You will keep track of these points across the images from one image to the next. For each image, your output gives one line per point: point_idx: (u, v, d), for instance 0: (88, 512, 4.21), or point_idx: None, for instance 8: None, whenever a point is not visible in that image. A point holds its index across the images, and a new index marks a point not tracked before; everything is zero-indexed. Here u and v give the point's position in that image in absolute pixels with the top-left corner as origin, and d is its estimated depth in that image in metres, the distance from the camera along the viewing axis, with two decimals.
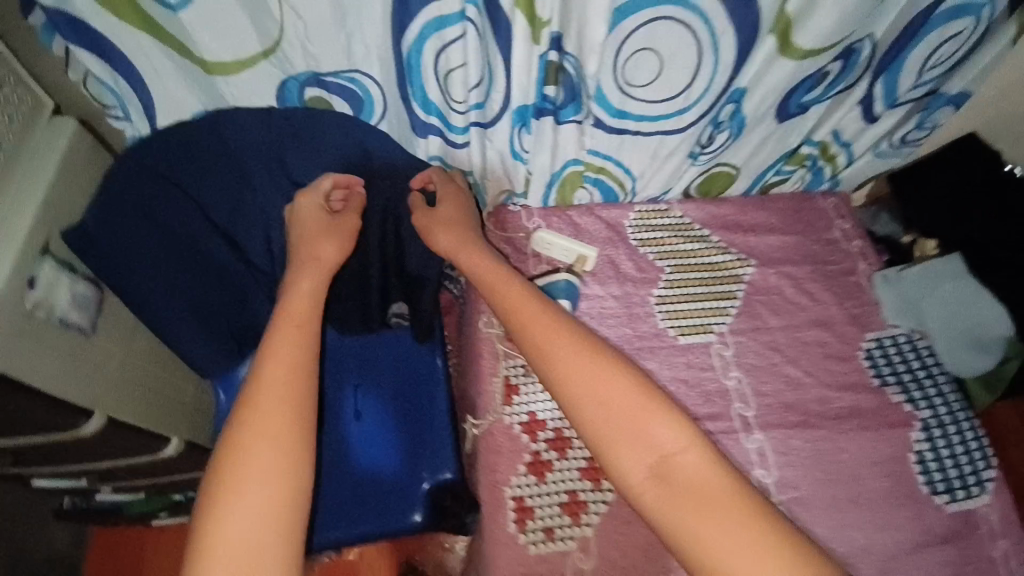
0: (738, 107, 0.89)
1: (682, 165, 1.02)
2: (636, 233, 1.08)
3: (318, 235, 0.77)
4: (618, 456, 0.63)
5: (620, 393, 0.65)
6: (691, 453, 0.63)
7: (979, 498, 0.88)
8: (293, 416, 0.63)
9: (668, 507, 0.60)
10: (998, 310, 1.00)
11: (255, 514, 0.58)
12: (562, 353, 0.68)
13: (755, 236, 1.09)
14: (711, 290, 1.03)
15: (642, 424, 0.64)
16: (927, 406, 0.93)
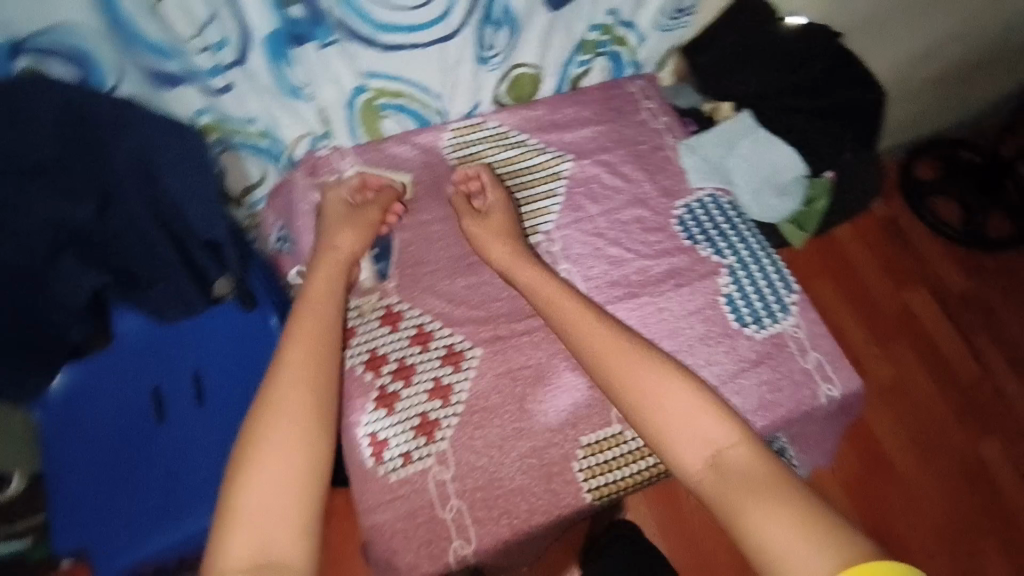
0: (506, 2, 0.89)
1: (475, 73, 1.01)
2: (453, 152, 1.08)
3: (337, 226, 0.93)
4: (669, 440, 0.66)
5: (675, 391, 0.69)
6: (740, 447, 0.64)
7: (784, 321, 0.95)
8: (318, 369, 0.72)
9: (720, 488, 0.61)
10: (789, 155, 1.11)
11: (282, 439, 0.64)
12: (608, 351, 0.75)
13: (569, 131, 1.11)
14: (533, 193, 1.05)
15: (686, 415, 0.67)
16: (734, 253, 1.01)
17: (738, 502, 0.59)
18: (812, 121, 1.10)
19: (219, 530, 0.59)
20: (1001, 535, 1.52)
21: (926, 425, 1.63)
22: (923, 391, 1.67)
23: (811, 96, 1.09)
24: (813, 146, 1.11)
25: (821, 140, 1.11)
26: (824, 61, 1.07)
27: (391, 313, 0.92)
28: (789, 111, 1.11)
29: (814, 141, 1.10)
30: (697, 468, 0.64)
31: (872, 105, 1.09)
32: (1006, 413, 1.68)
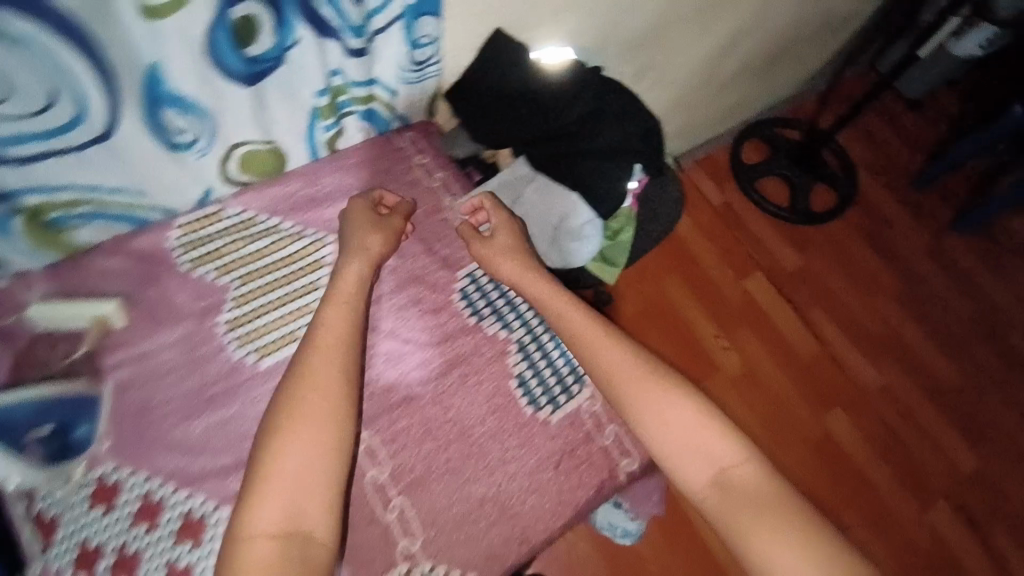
0: (166, 89, 0.70)
1: (178, 164, 0.82)
2: (185, 255, 0.89)
3: (365, 229, 0.88)
4: (679, 458, 0.76)
5: (683, 415, 0.78)
6: (742, 466, 0.74)
7: (581, 395, 0.89)
8: (342, 359, 0.75)
9: (721, 504, 0.72)
10: (575, 198, 1.03)
11: (319, 411, 0.71)
12: (624, 371, 0.81)
13: (331, 206, 0.96)
14: (291, 290, 0.90)
15: (694, 434, 0.77)
16: (522, 322, 0.93)
17: (734, 517, 0.70)
18: (596, 160, 1.01)
19: (254, 485, 0.67)
20: (850, 498, 1.66)
21: (776, 408, 1.76)
22: (770, 375, 1.81)
23: (588, 135, 1.00)
24: (603, 184, 1.01)
25: (609, 176, 1.01)
26: (591, 99, 0.99)
27: (102, 487, 0.77)
28: (570, 153, 1.01)
29: (603, 179, 1.01)
30: (702, 484, 0.74)
31: (647, 135, 1.05)
32: (845, 380, 1.83)
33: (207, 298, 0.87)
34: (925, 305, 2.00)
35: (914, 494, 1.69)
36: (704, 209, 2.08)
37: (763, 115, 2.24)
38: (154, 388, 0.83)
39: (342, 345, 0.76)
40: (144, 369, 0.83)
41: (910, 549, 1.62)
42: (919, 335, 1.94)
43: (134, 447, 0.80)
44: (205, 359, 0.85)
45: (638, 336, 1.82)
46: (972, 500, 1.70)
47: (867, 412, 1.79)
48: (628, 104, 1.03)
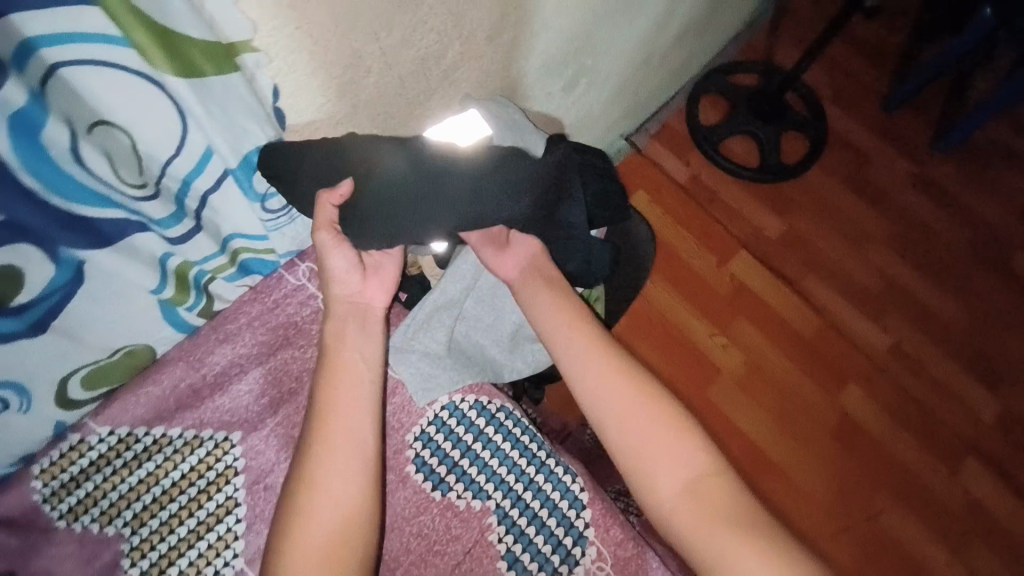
0: None
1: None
2: (54, 510, 0.71)
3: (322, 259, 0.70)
4: (652, 463, 0.72)
5: (655, 420, 0.74)
6: (711, 476, 0.72)
7: (585, 556, 0.74)
8: (351, 405, 0.67)
9: (683, 514, 0.70)
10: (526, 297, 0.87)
11: (354, 441, 0.66)
12: (595, 371, 0.76)
13: (223, 392, 0.76)
14: (200, 519, 0.72)
15: (669, 443, 0.72)
16: (496, 484, 0.76)
17: (698, 529, 0.69)
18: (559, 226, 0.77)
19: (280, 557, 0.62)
20: (878, 478, 1.57)
21: (788, 401, 1.64)
22: (775, 364, 1.67)
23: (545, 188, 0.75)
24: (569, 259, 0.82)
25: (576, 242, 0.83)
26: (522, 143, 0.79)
27: None
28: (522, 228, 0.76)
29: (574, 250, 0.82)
30: (669, 493, 0.71)
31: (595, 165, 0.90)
32: (853, 350, 1.70)
33: (102, 553, 0.70)
34: (919, 246, 1.87)
35: (938, 454, 1.60)
36: (672, 191, 1.87)
37: (714, 65, 2.00)
38: None
39: (363, 367, 0.69)
40: None
41: (945, 518, 1.54)
42: (917, 279, 1.82)
43: None
44: None
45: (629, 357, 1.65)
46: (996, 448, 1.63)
47: (881, 378, 1.67)
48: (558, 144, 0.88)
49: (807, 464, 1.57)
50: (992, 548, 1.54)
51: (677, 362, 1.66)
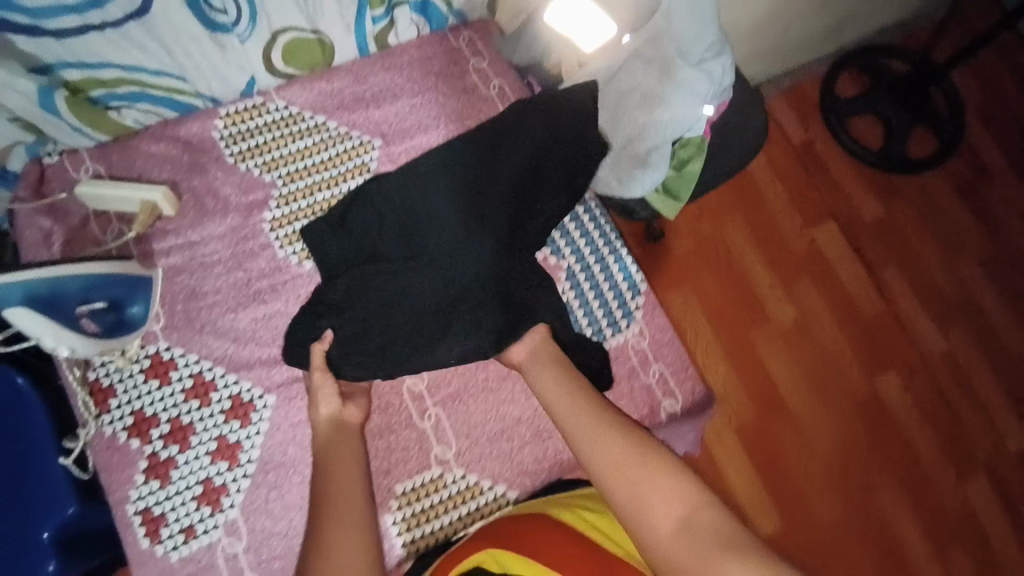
0: None
1: (224, 52, 0.80)
2: (228, 147, 0.87)
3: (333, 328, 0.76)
4: (647, 507, 0.64)
5: (635, 462, 0.66)
6: (709, 513, 0.63)
7: (628, 330, 0.87)
8: (352, 449, 0.72)
9: (686, 559, 0.60)
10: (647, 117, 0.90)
11: (352, 493, 0.69)
12: (575, 418, 0.71)
13: (378, 106, 0.90)
14: (335, 194, 0.88)
15: (656, 483, 0.64)
16: (573, 251, 0.88)
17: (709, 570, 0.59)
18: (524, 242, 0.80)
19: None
20: (887, 462, 1.60)
21: (823, 366, 1.67)
22: (823, 331, 1.70)
23: (500, 277, 0.78)
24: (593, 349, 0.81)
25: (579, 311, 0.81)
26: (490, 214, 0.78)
27: (158, 362, 0.79)
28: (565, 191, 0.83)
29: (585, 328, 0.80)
30: (668, 538, 0.62)
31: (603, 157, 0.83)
32: (905, 344, 1.71)
33: (252, 192, 0.86)
34: (1014, 274, 1.81)
35: (953, 463, 1.62)
36: (781, 146, 1.86)
37: (869, 37, 1.92)
38: (202, 278, 0.83)
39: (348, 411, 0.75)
40: (194, 257, 0.83)
41: (938, 518, 1.58)
42: (997, 304, 1.78)
43: (182, 334, 0.81)
44: (249, 252, 0.84)
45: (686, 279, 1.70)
46: (1015, 477, 1.63)
47: (924, 380, 1.68)
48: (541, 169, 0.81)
49: (823, 426, 1.62)
50: (976, 558, 1.56)
51: (733, 301, 1.70)
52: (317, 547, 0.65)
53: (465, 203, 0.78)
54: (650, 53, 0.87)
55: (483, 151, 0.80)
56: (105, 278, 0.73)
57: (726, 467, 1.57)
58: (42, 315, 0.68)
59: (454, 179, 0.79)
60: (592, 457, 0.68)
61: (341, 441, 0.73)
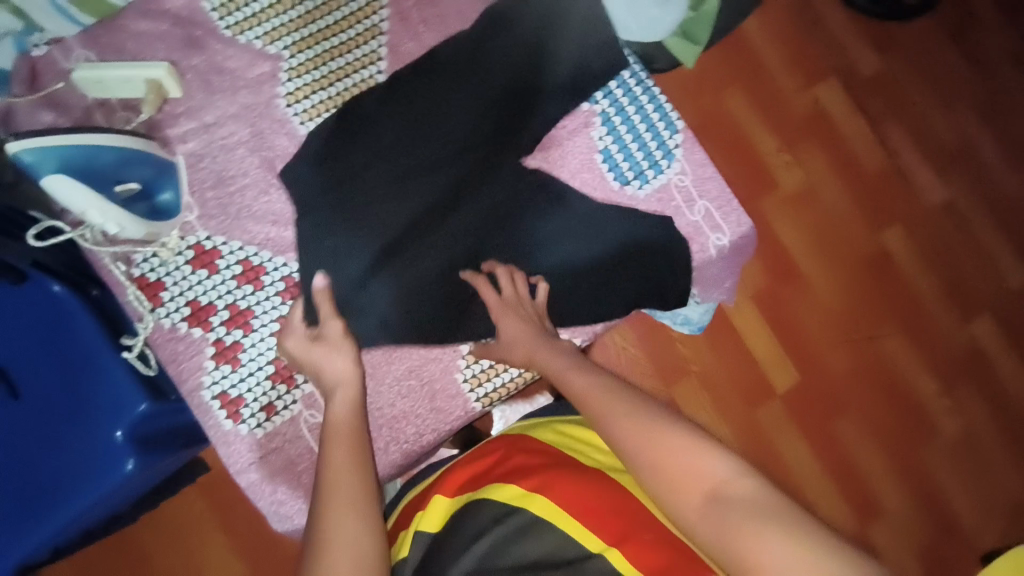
0: None
1: None
2: (222, 18, 0.79)
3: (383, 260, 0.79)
4: (670, 475, 0.56)
5: (650, 428, 0.59)
6: (746, 484, 0.53)
7: (669, 170, 0.85)
8: (352, 394, 0.67)
9: (717, 530, 0.51)
10: None
11: (346, 438, 0.63)
12: (589, 394, 0.65)
13: None
14: (349, 62, 0.82)
15: (677, 451, 0.56)
16: (605, 94, 0.84)
17: (748, 542, 0.49)
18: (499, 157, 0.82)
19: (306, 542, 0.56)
20: (893, 310, 1.69)
21: (831, 226, 1.70)
22: (829, 192, 1.72)
23: (477, 199, 0.81)
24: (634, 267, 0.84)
25: (604, 229, 0.84)
26: (496, 153, 0.82)
27: (201, 252, 0.76)
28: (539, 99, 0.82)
29: (610, 240, 0.84)
30: (692, 505, 0.54)
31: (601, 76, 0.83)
32: (907, 197, 1.75)
33: (258, 64, 0.80)
34: (1009, 116, 1.84)
35: (954, 302, 1.72)
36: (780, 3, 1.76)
37: None
38: (225, 160, 0.78)
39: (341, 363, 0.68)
40: (212, 140, 0.78)
41: (942, 353, 1.69)
42: (990, 148, 1.81)
43: (220, 221, 0.77)
44: (268, 130, 0.80)
45: (718, 157, 1.68)
46: (1009, 306, 1.75)
47: (925, 228, 1.74)
48: (526, 98, 0.82)
49: (832, 283, 1.68)
50: (975, 381, 1.69)
51: (741, 174, 1.68)
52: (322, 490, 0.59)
53: (457, 146, 0.81)
54: None
55: (462, 91, 0.81)
56: (136, 158, 0.70)
57: (748, 333, 1.62)
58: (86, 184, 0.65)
59: (440, 123, 0.81)
60: (604, 424, 0.62)
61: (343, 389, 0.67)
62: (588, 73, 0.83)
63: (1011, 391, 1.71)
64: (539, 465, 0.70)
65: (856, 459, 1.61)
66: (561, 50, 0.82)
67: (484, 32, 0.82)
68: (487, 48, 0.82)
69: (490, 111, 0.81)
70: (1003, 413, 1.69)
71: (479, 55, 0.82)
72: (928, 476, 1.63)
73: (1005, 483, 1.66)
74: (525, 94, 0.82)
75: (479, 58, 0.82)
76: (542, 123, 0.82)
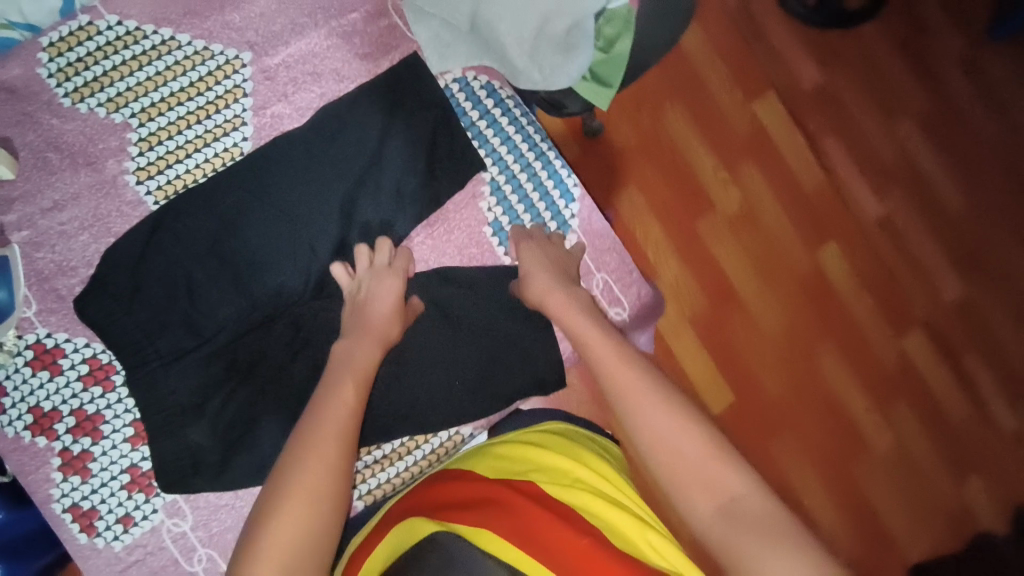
0: None
1: None
2: (61, 85, 0.71)
3: (212, 378, 0.71)
4: (686, 473, 0.56)
5: (674, 431, 0.58)
6: (758, 500, 0.54)
7: (566, 242, 0.79)
8: (360, 389, 0.63)
9: (727, 538, 0.52)
10: None
11: (336, 436, 0.59)
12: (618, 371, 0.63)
13: (236, 8, 0.73)
14: (208, 129, 0.73)
15: (698, 458, 0.56)
16: (494, 160, 0.79)
17: (752, 550, 0.51)
18: (340, 260, 0.74)
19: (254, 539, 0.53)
20: (829, 329, 1.70)
21: (769, 245, 1.69)
22: (767, 211, 1.70)
23: (323, 311, 0.74)
24: (509, 369, 0.79)
25: (472, 319, 0.78)
26: (342, 246, 0.74)
27: (42, 351, 0.69)
28: (384, 193, 0.76)
29: (479, 340, 0.78)
30: (707, 510, 0.54)
31: (453, 157, 0.77)
32: (845, 215, 1.74)
33: (104, 138, 0.71)
34: (948, 128, 1.83)
35: (890, 320, 1.74)
36: (720, 12, 1.70)
37: None
38: (69, 247, 0.70)
39: (357, 356, 0.65)
40: (52, 225, 0.70)
41: (877, 370, 1.72)
42: (928, 163, 1.81)
43: (61, 316, 0.70)
44: (115, 213, 0.71)
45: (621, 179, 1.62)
46: (941, 319, 1.78)
47: (862, 245, 1.74)
48: (370, 189, 0.75)
49: (767, 303, 1.68)
50: (906, 395, 1.73)
51: (676, 197, 1.65)
52: (294, 467, 0.56)
53: (297, 240, 0.73)
54: None
55: (300, 181, 0.74)
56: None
57: (685, 358, 1.61)
58: None
59: (275, 216, 0.73)
60: (628, 416, 0.61)
61: (349, 380, 0.63)
62: (440, 150, 0.77)
63: (944, 407, 1.75)
64: (478, 496, 0.66)
65: (791, 480, 1.64)
66: (405, 137, 0.76)
67: (323, 122, 0.75)
68: (325, 137, 0.75)
69: (326, 207, 0.74)
70: (933, 428, 1.74)
71: (316, 146, 0.74)
72: (861, 491, 1.67)
73: (932, 495, 1.70)
74: (370, 187, 0.75)
75: (316, 148, 0.74)
76: (392, 220, 0.76)
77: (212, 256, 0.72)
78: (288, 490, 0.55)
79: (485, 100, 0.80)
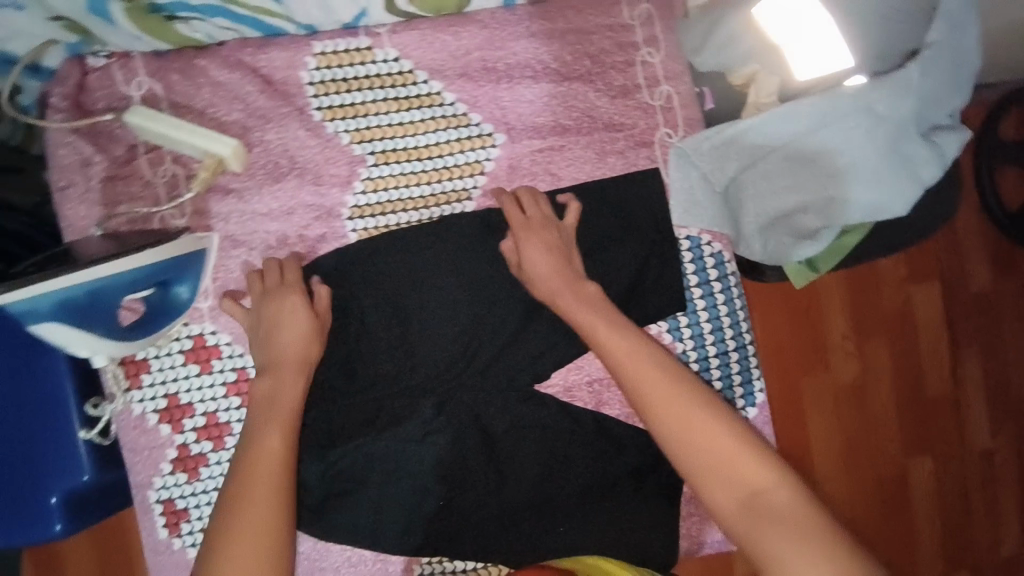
0: None
1: None
2: (318, 97, 0.68)
3: (342, 436, 0.70)
4: (697, 466, 0.55)
5: (708, 430, 0.55)
6: (786, 495, 0.52)
7: None
8: (294, 393, 0.61)
9: (756, 541, 0.51)
10: (840, 185, 0.66)
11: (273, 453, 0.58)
12: (645, 371, 0.58)
13: (511, 87, 0.71)
14: (433, 191, 0.71)
15: (730, 454, 0.54)
16: (694, 335, 0.76)
17: (772, 547, 0.50)
18: (513, 373, 0.73)
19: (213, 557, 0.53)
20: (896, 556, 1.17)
21: (868, 432, 1.16)
22: (880, 399, 1.17)
23: (476, 410, 0.72)
24: (625, 534, 0.72)
25: (602, 471, 0.74)
26: (509, 351, 0.72)
27: (200, 345, 0.69)
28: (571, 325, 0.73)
29: (601, 501, 0.73)
30: (731, 508, 0.53)
31: (652, 309, 0.75)
32: (958, 437, 1.19)
33: (337, 165, 0.69)
34: None
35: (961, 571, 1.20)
36: None
37: None
38: (261, 257, 0.69)
39: (290, 351, 0.63)
40: (255, 228, 0.69)
41: None
42: None
43: (226, 318, 0.69)
44: (319, 241, 0.70)
45: None
46: None
47: (966, 474, 1.20)
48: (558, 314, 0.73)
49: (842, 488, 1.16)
50: None
51: (789, 326, 1.13)
52: (241, 476, 0.57)
53: (486, 339, 0.72)
54: (887, 109, 0.63)
55: (508, 280, 0.72)
56: (156, 266, 0.60)
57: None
58: (78, 325, 0.57)
59: (472, 311, 0.72)
60: (654, 421, 0.57)
61: (280, 377, 0.62)
62: (643, 288, 0.74)
63: None
64: None
65: None
66: (616, 271, 0.73)
67: None
68: None
69: (520, 320, 0.72)
70: None
71: None
72: None
73: None
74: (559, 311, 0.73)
75: None
76: (567, 348, 0.73)
77: (395, 321, 0.71)
78: (230, 525, 0.54)
79: (709, 271, 0.77)
